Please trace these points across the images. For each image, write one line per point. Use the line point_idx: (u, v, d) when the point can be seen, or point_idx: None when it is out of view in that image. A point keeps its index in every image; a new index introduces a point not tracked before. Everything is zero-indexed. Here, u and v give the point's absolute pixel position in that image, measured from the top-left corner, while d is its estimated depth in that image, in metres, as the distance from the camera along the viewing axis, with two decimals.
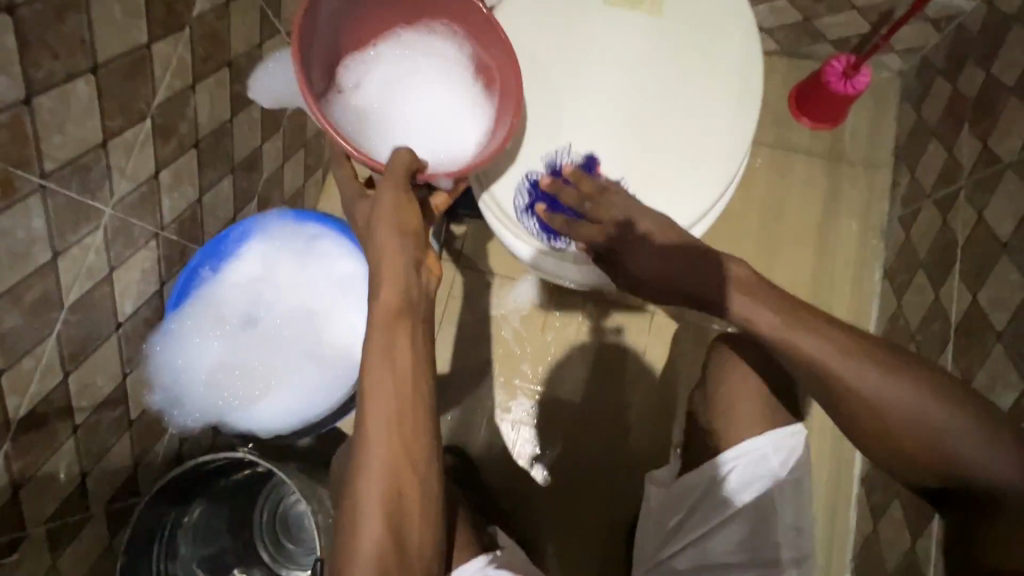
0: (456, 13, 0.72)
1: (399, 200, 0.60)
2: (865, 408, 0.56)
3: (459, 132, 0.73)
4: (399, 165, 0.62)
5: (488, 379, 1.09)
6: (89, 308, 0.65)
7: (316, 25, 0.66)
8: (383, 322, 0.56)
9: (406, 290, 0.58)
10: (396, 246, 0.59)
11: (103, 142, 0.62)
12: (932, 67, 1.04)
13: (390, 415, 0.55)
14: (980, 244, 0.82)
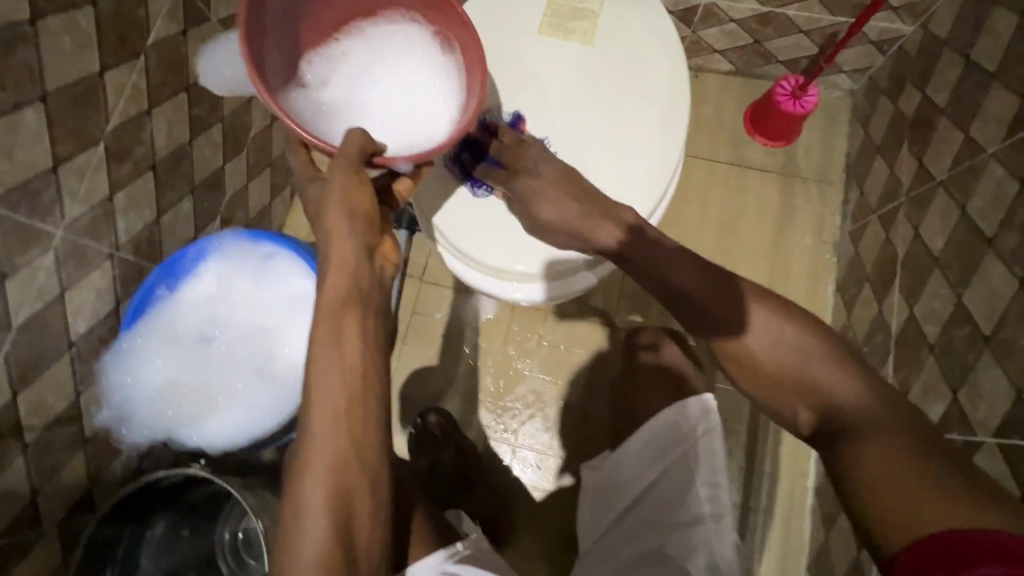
0: (415, 1, 0.70)
1: (349, 183, 0.59)
2: (793, 361, 0.58)
3: (426, 122, 0.71)
4: (354, 146, 0.61)
5: (452, 392, 1.11)
6: (40, 328, 0.67)
7: (268, 15, 0.64)
8: (330, 310, 0.56)
9: (356, 277, 0.58)
10: (345, 231, 0.58)
11: (53, 167, 0.64)
12: (878, 87, 1.08)
13: (337, 405, 0.55)
14: (916, 258, 0.85)
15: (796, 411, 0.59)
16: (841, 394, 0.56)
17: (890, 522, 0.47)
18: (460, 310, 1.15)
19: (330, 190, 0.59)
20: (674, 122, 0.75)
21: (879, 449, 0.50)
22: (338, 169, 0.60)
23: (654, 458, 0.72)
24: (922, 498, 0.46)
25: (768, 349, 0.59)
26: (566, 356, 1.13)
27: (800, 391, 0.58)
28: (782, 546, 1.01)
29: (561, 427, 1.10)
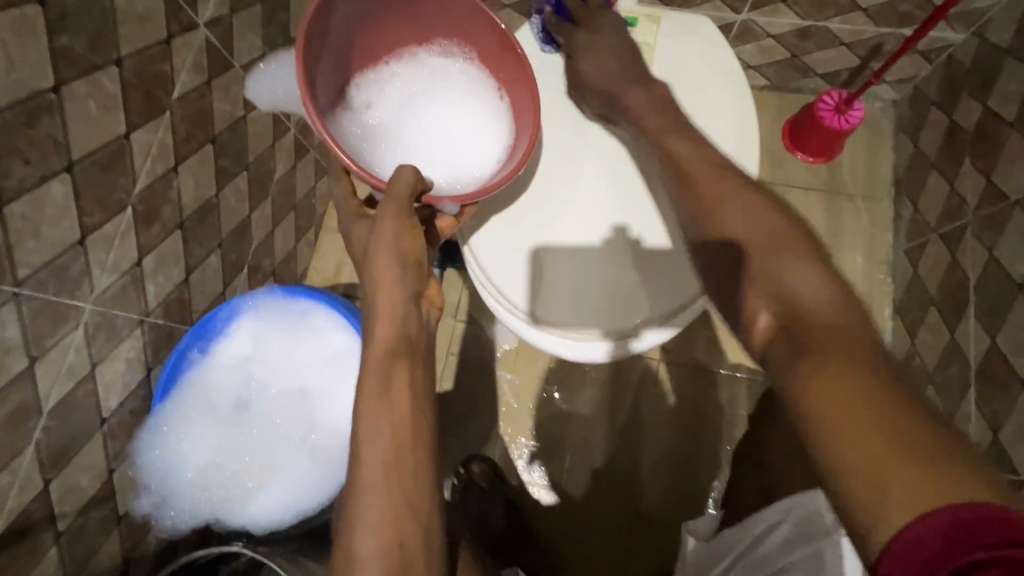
0: (467, 36, 0.70)
1: (401, 227, 0.55)
2: (784, 284, 0.49)
3: (468, 156, 0.70)
4: (403, 185, 0.56)
5: (494, 437, 1.06)
6: (70, 409, 0.62)
7: (326, 33, 0.62)
8: (378, 359, 0.52)
9: (404, 325, 0.55)
10: (393, 277, 0.55)
11: (81, 239, 0.60)
12: (926, 98, 1.02)
13: (386, 459, 0.49)
14: (993, 283, 0.79)
15: (757, 315, 0.49)
16: (816, 306, 0.47)
17: (856, 481, 0.37)
18: (497, 349, 1.10)
19: (378, 231, 0.55)
20: (744, 159, 0.72)
21: (830, 370, 0.41)
22: (388, 209, 0.56)
23: (763, 557, 0.64)
24: (883, 444, 0.37)
25: (756, 246, 0.53)
26: (610, 393, 1.08)
27: (779, 301, 0.49)
28: None
29: (611, 470, 1.04)
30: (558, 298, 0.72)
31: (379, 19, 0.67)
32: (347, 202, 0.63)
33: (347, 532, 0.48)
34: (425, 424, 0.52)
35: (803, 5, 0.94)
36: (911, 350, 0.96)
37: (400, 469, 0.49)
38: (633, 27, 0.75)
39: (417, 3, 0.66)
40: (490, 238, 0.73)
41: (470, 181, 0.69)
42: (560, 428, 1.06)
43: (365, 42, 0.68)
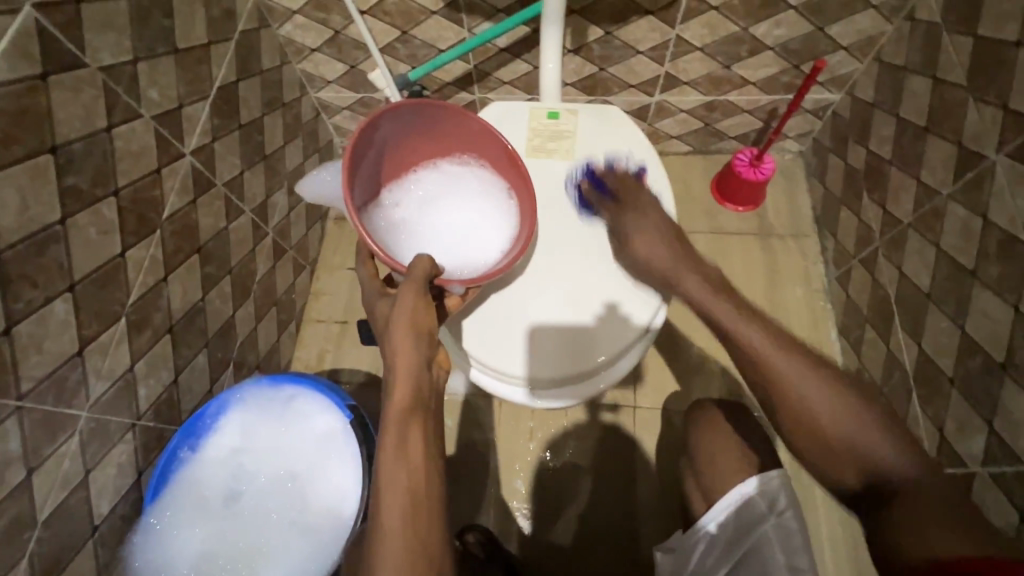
0: (485, 151, 0.81)
1: (418, 303, 0.63)
2: (822, 413, 0.54)
3: (476, 251, 0.79)
4: (421, 270, 0.65)
5: (486, 503, 1.07)
6: (63, 518, 0.64)
7: (371, 140, 0.74)
8: (395, 420, 0.56)
9: (419, 388, 0.59)
10: (410, 346, 0.60)
11: (79, 350, 0.65)
12: (824, 146, 1.19)
13: (404, 509, 0.52)
14: (908, 295, 0.89)
15: (842, 476, 0.53)
16: (842, 426, 0.53)
17: (908, 542, 0.45)
18: (480, 416, 1.14)
19: (398, 305, 0.62)
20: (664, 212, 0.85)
21: (841, 438, 0.53)
22: (407, 289, 0.63)
23: (724, 540, 0.73)
24: (958, 531, 0.44)
25: (815, 401, 0.54)
26: (594, 445, 1.11)
27: (827, 444, 0.53)
28: None
29: (604, 521, 1.05)
30: (549, 369, 0.78)
31: (418, 133, 0.79)
32: (371, 281, 0.69)
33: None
34: (437, 476, 0.55)
35: (702, 84, 1.12)
36: (859, 365, 1.04)
37: (415, 523, 0.51)
38: (556, 118, 0.89)
39: (445, 124, 0.78)
40: (487, 315, 0.80)
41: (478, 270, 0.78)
42: (550, 486, 1.08)
43: (404, 150, 0.80)
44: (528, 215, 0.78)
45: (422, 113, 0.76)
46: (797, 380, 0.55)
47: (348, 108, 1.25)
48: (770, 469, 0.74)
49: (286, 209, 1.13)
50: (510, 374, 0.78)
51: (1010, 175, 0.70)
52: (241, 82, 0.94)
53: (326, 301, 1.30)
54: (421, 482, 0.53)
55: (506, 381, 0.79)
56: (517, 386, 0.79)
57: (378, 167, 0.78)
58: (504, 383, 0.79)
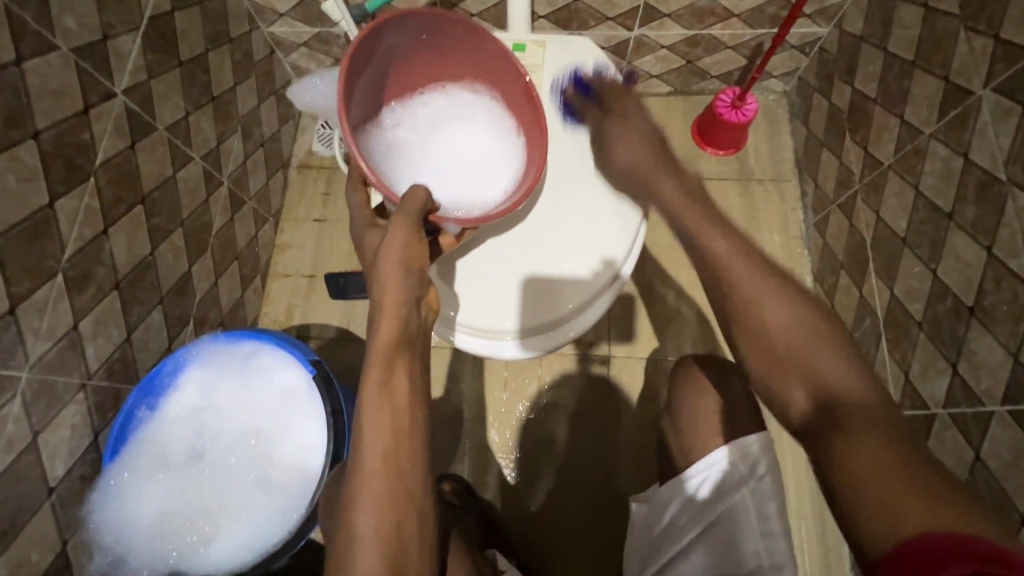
0: (497, 80, 0.76)
1: (410, 239, 0.58)
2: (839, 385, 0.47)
3: (479, 186, 0.74)
4: (415, 204, 0.61)
5: (462, 452, 1.08)
6: (14, 481, 0.62)
7: (377, 50, 0.68)
8: (381, 357, 0.53)
9: (406, 323, 0.56)
10: (399, 282, 0.56)
11: (11, 309, 0.61)
12: (809, 86, 1.14)
13: (385, 449, 0.50)
14: (884, 239, 0.87)
15: (790, 392, 0.49)
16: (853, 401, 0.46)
17: (871, 520, 0.39)
18: (453, 369, 1.13)
19: (389, 239, 0.58)
20: None
21: (867, 442, 0.42)
22: (398, 222, 0.59)
23: (697, 503, 0.73)
24: (921, 500, 0.38)
25: (836, 383, 0.47)
26: (569, 395, 1.12)
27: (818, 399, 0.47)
28: (822, 554, 0.98)
29: (578, 468, 1.07)
30: (531, 320, 0.76)
31: (428, 51, 0.73)
32: (362, 212, 0.65)
33: (351, 527, 0.48)
34: (423, 417, 0.53)
35: (685, 17, 1.05)
36: (832, 312, 1.04)
37: (398, 461, 0.50)
38: (522, 52, 0.83)
39: (457, 44, 0.73)
40: (463, 271, 0.78)
41: (482, 206, 0.73)
42: (524, 434, 1.09)
43: (411, 67, 0.74)
44: (538, 150, 0.74)
45: (434, 25, 0.70)
46: (798, 348, 0.49)
47: (305, 45, 1.16)
48: (750, 435, 0.72)
49: (241, 156, 1.06)
50: (495, 327, 0.76)
51: (996, 111, 0.67)
52: (178, 11, 0.85)
53: (293, 255, 1.24)
54: (405, 422, 0.52)
55: (492, 339, 0.76)
56: (503, 342, 0.76)
57: (381, 85, 0.72)
58: (490, 340, 0.76)
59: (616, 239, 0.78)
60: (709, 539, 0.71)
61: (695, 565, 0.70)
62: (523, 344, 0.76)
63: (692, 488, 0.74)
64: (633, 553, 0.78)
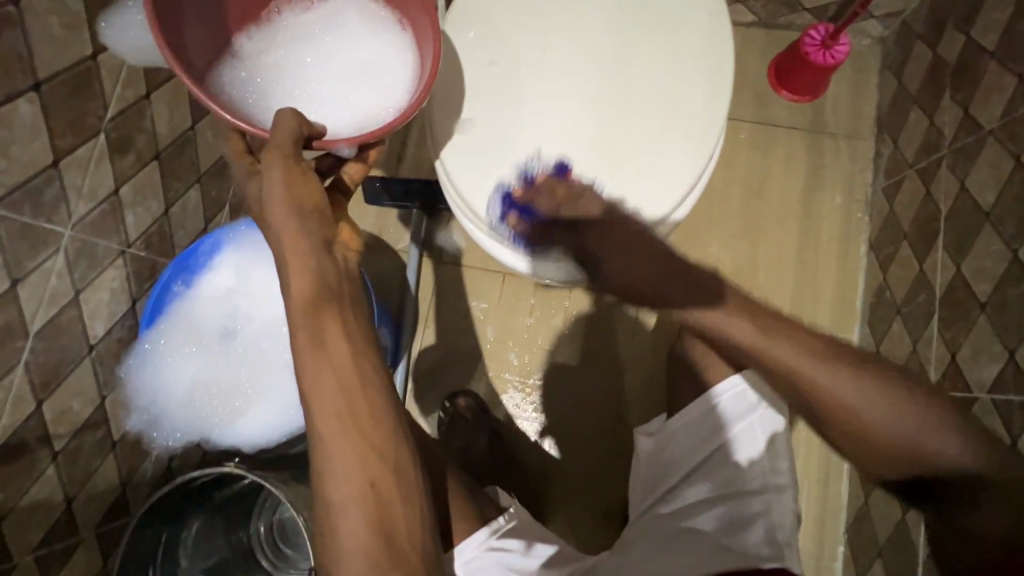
0: None
1: (290, 174, 0.51)
2: (880, 411, 0.52)
3: (373, 102, 0.62)
4: (284, 131, 0.51)
5: (478, 372, 1.10)
6: (57, 334, 0.64)
7: None
8: (301, 318, 0.49)
9: (320, 273, 0.51)
10: (297, 230, 0.51)
11: (54, 162, 0.59)
12: (912, 32, 1.02)
13: (338, 405, 0.49)
14: (964, 212, 0.81)
15: (881, 468, 0.54)
16: (894, 434, 0.52)
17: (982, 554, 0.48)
18: (479, 289, 1.12)
19: (266, 184, 0.51)
20: (718, 71, 0.73)
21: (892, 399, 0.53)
22: (273, 158, 0.51)
23: (709, 427, 0.75)
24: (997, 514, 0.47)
25: (868, 415, 0.53)
26: (592, 332, 1.11)
27: (886, 449, 0.53)
28: (819, 514, 0.99)
29: (591, 401, 1.09)
30: (549, 242, 0.69)
31: None
32: (239, 160, 0.55)
33: (324, 494, 0.50)
34: (373, 366, 0.51)
35: None
36: (882, 283, 0.99)
37: (355, 413, 0.50)
38: None
39: None
40: (482, 169, 0.71)
41: (398, 99, 0.61)
42: (542, 361, 1.10)
43: None
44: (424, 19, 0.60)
45: None
46: (852, 404, 0.53)
47: None
48: None
49: None
50: (516, 234, 0.70)
51: None
52: None
53: None
54: (350, 373, 0.50)
55: (510, 245, 0.71)
56: (521, 253, 0.71)
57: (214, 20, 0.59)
58: (507, 246, 0.71)
59: (695, 160, 0.70)
60: (715, 465, 0.73)
61: (700, 488, 0.72)
62: (544, 264, 0.71)
63: (704, 416, 0.76)
64: (634, 485, 0.80)
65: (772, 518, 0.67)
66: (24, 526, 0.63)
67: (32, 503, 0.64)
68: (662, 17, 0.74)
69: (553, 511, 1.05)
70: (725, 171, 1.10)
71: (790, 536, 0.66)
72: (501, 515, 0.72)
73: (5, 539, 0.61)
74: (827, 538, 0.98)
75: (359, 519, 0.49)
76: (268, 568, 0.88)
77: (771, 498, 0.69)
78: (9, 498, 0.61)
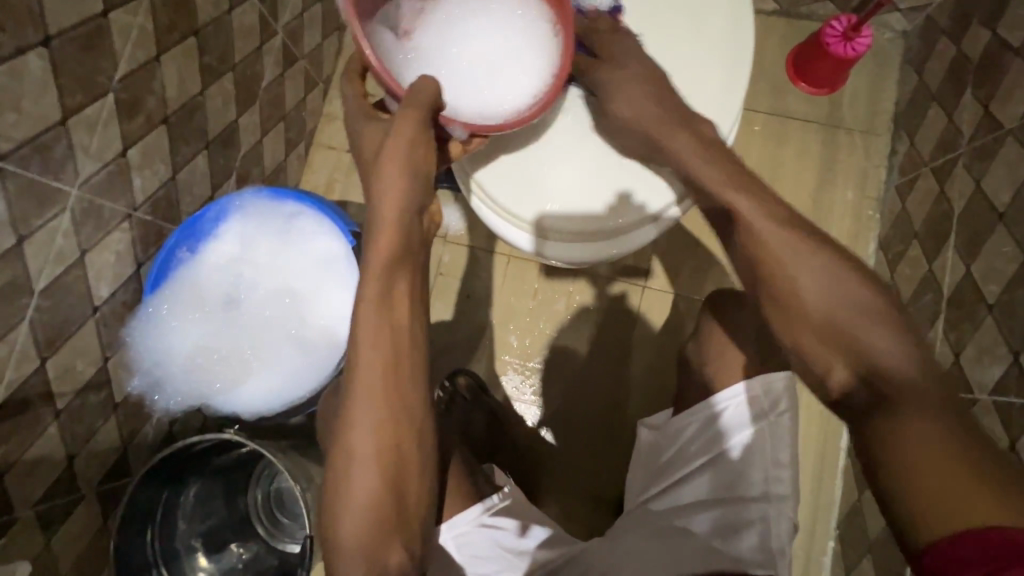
0: None
1: (418, 138, 0.52)
2: (830, 292, 0.48)
3: (491, 95, 0.62)
4: (426, 93, 0.53)
5: (478, 353, 1.10)
6: (62, 293, 0.64)
7: None
8: (381, 269, 0.51)
9: (409, 231, 0.53)
10: (404, 190, 0.52)
11: (63, 120, 0.59)
12: (937, 27, 0.99)
13: (384, 359, 0.51)
14: (977, 212, 0.80)
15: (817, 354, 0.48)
16: (845, 324, 0.47)
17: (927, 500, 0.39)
18: (483, 271, 1.12)
19: (395, 132, 0.52)
20: (737, 57, 0.72)
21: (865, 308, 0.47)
22: (406, 115, 0.51)
23: (715, 429, 0.75)
24: (959, 481, 0.39)
25: (816, 292, 0.49)
26: (594, 319, 1.10)
27: (844, 338, 0.47)
28: (810, 509, 1.00)
29: (591, 386, 1.09)
30: (568, 225, 0.70)
31: None
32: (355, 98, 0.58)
33: (349, 443, 0.51)
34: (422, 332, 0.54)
35: None
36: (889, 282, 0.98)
37: (398, 372, 0.52)
38: None
39: None
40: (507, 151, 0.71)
41: (537, 92, 0.62)
42: (543, 345, 1.10)
43: None
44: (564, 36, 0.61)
45: None
46: (811, 283, 0.49)
47: None
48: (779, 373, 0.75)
49: (300, 7, 0.97)
50: (527, 219, 0.70)
51: None
52: None
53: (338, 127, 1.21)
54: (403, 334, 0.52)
55: (519, 230, 0.71)
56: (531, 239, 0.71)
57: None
58: (517, 230, 0.71)
59: None
60: (717, 466, 0.73)
61: (698, 488, 0.73)
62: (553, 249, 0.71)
63: (710, 417, 0.76)
64: (634, 475, 0.82)
65: (769, 529, 0.68)
66: (26, 481, 0.64)
67: (34, 459, 0.65)
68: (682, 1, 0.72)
69: (547, 494, 1.06)
70: (737, 161, 1.09)
71: (785, 549, 0.67)
72: (495, 493, 0.72)
73: (7, 491, 0.62)
74: (817, 532, 0.99)
75: (374, 475, 0.51)
76: (263, 535, 0.90)
77: (771, 506, 0.69)
78: (12, 452, 0.62)
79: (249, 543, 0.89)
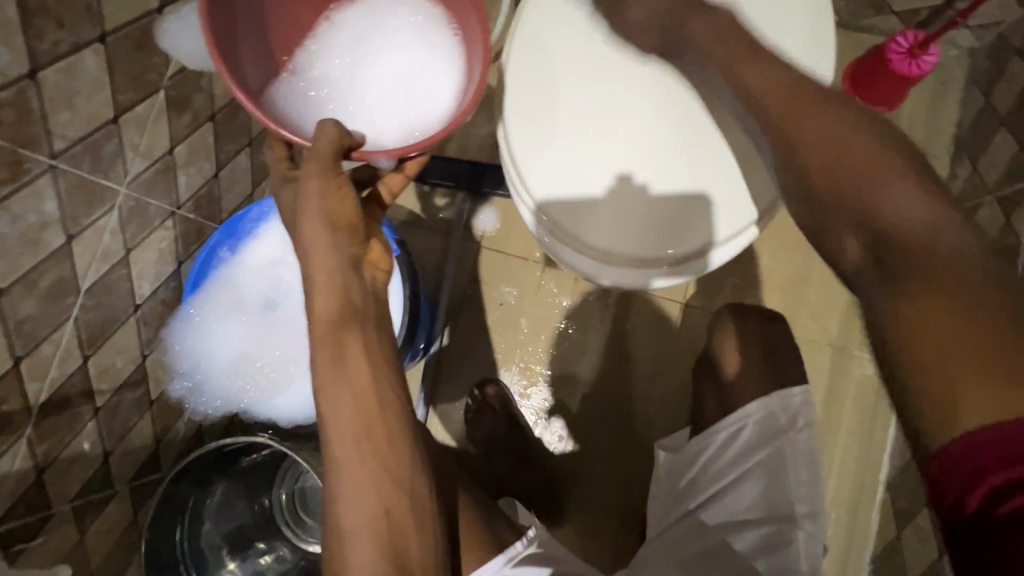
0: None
1: (327, 187, 0.47)
2: (884, 218, 0.47)
3: (419, 118, 0.56)
4: (324, 143, 0.47)
5: (507, 362, 1.08)
6: (105, 292, 0.63)
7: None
8: (321, 340, 0.46)
9: (347, 294, 0.47)
10: (327, 244, 0.47)
11: (114, 118, 0.57)
12: (1009, 47, 0.95)
13: (356, 427, 0.47)
14: None
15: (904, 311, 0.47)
16: (895, 238, 0.46)
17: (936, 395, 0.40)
18: (517, 279, 1.09)
19: (305, 193, 0.47)
20: (816, 83, 0.68)
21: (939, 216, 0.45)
22: (309, 170, 0.47)
23: (742, 443, 0.72)
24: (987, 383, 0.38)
25: (879, 216, 0.47)
26: (629, 334, 1.08)
27: (911, 265, 0.46)
28: (844, 543, 0.97)
29: (621, 402, 1.07)
30: (626, 249, 0.67)
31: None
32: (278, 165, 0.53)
33: (336, 517, 0.47)
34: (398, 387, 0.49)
35: None
36: None
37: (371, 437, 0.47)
38: None
39: None
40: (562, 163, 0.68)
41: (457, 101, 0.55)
42: (574, 358, 1.08)
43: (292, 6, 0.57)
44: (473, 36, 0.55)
45: None
46: (879, 214, 0.47)
47: None
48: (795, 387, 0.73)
49: None
50: (584, 240, 0.67)
51: None
52: None
53: None
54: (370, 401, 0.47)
55: (575, 249, 0.68)
56: (586, 258, 0.68)
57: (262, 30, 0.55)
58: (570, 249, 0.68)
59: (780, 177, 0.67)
60: (752, 480, 0.70)
61: (738, 503, 0.69)
62: (609, 271, 0.68)
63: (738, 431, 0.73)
64: (655, 501, 0.77)
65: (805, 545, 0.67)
66: (62, 478, 0.64)
67: (72, 455, 0.65)
68: (761, 20, 0.69)
69: (571, 509, 1.04)
70: None
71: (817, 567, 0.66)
72: (519, 540, 0.68)
73: (46, 487, 0.62)
74: (850, 566, 0.96)
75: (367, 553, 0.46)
76: (289, 536, 0.87)
77: (809, 525, 0.68)
78: (51, 450, 0.61)
79: (273, 541, 0.87)
